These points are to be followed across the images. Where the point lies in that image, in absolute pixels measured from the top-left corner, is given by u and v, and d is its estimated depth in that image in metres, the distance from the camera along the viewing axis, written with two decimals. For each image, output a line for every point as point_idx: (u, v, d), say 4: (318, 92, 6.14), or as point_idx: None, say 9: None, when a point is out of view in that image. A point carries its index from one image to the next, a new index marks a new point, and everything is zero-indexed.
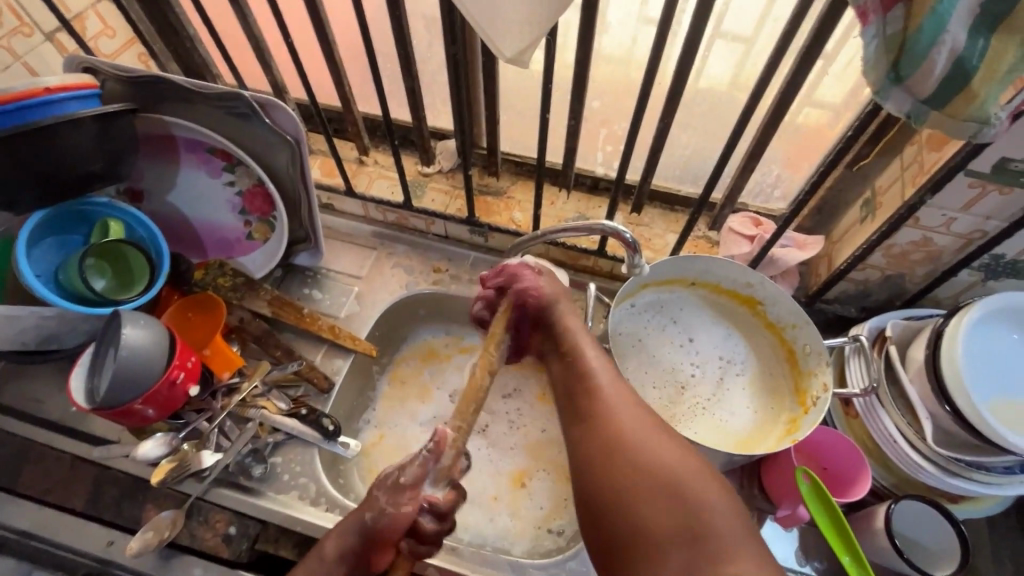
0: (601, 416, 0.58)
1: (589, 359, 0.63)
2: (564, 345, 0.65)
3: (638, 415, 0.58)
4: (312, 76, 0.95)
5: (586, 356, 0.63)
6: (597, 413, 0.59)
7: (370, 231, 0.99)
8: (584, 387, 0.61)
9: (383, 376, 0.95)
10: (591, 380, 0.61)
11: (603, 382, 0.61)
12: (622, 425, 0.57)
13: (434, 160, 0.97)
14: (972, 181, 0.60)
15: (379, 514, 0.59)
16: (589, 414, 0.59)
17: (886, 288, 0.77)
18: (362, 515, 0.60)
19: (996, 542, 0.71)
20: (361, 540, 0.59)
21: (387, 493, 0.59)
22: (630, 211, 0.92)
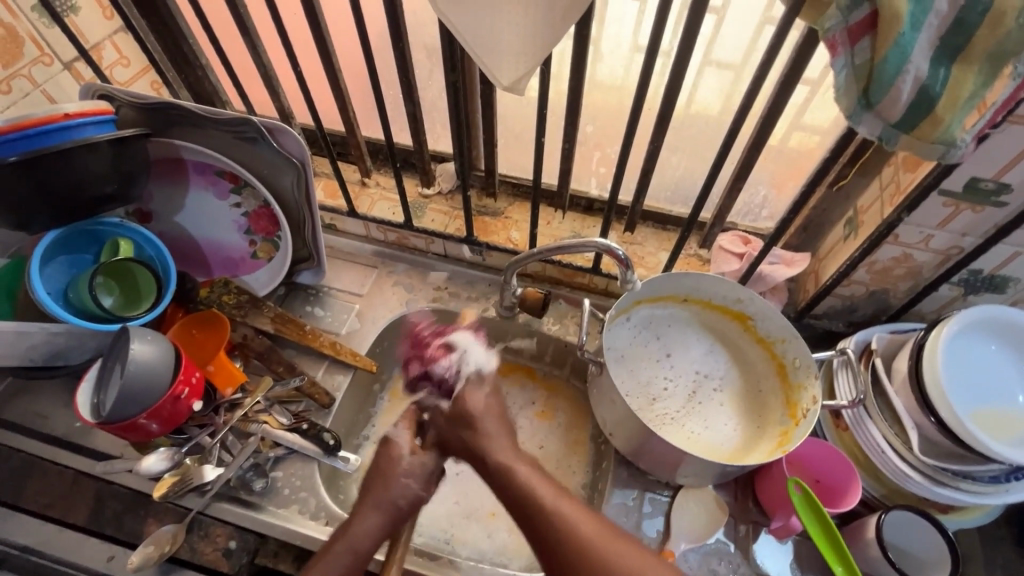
0: (568, 560, 0.54)
1: (535, 488, 0.59)
2: (508, 481, 0.61)
3: (596, 529, 0.56)
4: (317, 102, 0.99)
5: (535, 493, 0.59)
6: (563, 551, 0.55)
7: (372, 251, 1.02)
8: (543, 529, 0.57)
9: (383, 392, 0.96)
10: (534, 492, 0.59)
11: (559, 507, 0.57)
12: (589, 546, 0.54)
13: (434, 182, 1.00)
14: (946, 199, 0.63)
15: (412, 498, 0.66)
16: (554, 554, 0.55)
17: (871, 303, 0.80)
18: (388, 497, 0.65)
19: (988, 552, 0.72)
20: (388, 520, 0.64)
21: (416, 479, 0.67)
22: (623, 230, 0.95)
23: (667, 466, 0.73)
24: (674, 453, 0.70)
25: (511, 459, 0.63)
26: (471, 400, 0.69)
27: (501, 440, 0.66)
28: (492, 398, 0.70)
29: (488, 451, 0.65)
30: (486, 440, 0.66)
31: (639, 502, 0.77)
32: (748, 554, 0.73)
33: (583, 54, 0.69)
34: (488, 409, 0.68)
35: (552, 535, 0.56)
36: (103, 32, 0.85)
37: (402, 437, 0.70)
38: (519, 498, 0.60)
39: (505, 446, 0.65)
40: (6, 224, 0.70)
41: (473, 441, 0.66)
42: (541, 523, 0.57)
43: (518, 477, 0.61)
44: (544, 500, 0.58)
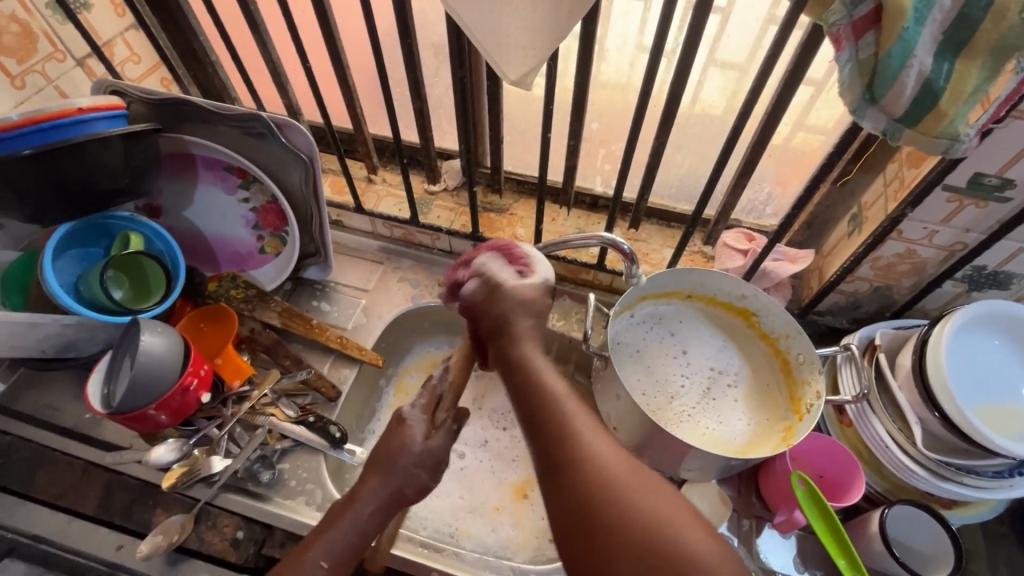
0: (576, 476, 0.49)
1: (559, 401, 0.55)
2: (533, 383, 0.57)
3: (617, 457, 0.50)
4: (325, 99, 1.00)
5: (562, 403, 0.54)
6: (572, 462, 0.50)
7: (378, 247, 1.02)
8: (560, 436, 0.52)
9: (388, 386, 0.97)
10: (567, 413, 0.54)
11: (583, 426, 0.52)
12: (604, 468, 0.49)
13: (440, 178, 1.01)
14: (949, 195, 0.63)
15: (420, 486, 0.64)
16: (565, 463, 0.50)
17: (875, 299, 0.80)
18: (395, 482, 0.63)
19: (992, 549, 0.72)
20: (391, 502, 0.63)
21: (425, 471, 0.65)
22: (627, 227, 0.95)
23: (671, 460, 0.73)
24: (678, 446, 0.71)
25: (536, 356, 0.60)
26: (515, 298, 0.64)
27: (531, 347, 0.61)
28: (540, 305, 0.65)
29: (520, 352, 0.61)
30: (520, 338, 0.62)
31: None
32: (751, 548, 0.74)
33: (590, 50, 0.69)
34: (531, 315, 0.64)
35: (565, 446, 0.51)
36: (115, 30, 0.86)
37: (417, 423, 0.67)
38: (540, 402, 0.55)
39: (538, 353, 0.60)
40: (19, 217, 0.71)
41: (506, 327, 0.62)
42: (557, 433, 0.52)
43: (546, 386, 0.56)
44: (566, 414, 0.53)
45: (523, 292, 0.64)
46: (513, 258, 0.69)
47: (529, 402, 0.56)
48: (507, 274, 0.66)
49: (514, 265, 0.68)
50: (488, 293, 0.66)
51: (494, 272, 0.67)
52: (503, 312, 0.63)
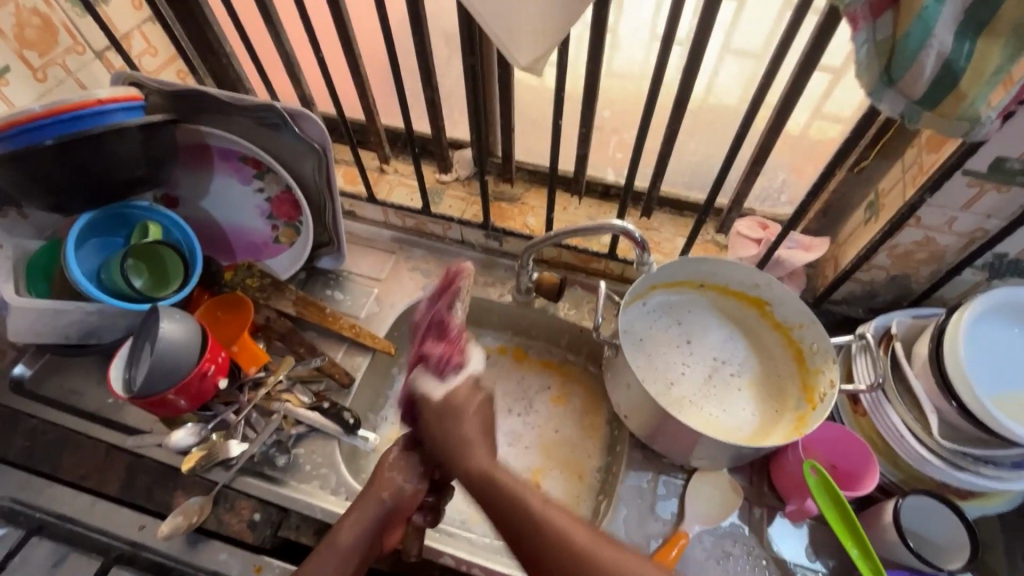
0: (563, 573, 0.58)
1: (525, 497, 0.63)
2: (502, 493, 0.64)
3: (580, 536, 0.60)
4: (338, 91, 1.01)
5: (529, 507, 0.62)
6: (557, 562, 0.59)
7: (390, 236, 1.03)
8: (553, 556, 0.59)
9: (401, 374, 0.99)
10: (535, 521, 0.61)
11: (538, 517, 0.61)
12: (584, 551, 0.58)
13: (452, 168, 1.02)
14: (971, 180, 0.62)
15: (400, 495, 0.71)
16: (539, 547, 0.60)
17: (892, 288, 0.79)
18: (378, 501, 0.70)
19: (1010, 541, 0.71)
20: (380, 519, 0.69)
21: (405, 476, 0.72)
22: (639, 216, 0.95)
23: (682, 447, 0.73)
24: (689, 435, 0.71)
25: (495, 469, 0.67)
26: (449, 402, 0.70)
27: (487, 458, 0.68)
28: (477, 405, 0.71)
29: (469, 471, 0.68)
30: (486, 469, 0.67)
31: (654, 485, 0.78)
32: (762, 537, 0.73)
33: (602, 37, 0.69)
34: (482, 438, 0.70)
35: (534, 531, 0.61)
36: (132, 22, 0.88)
37: (401, 446, 0.74)
38: (521, 541, 0.62)
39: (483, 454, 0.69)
40: (43, 207, 0.73)
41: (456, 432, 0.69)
42: (534, 551, 0.60)
43: (509, 489, 0.65)
44: (523, 506, 0.62)
45: (460, 397, 0.70)
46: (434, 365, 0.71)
47: (512, 538, 0.63)
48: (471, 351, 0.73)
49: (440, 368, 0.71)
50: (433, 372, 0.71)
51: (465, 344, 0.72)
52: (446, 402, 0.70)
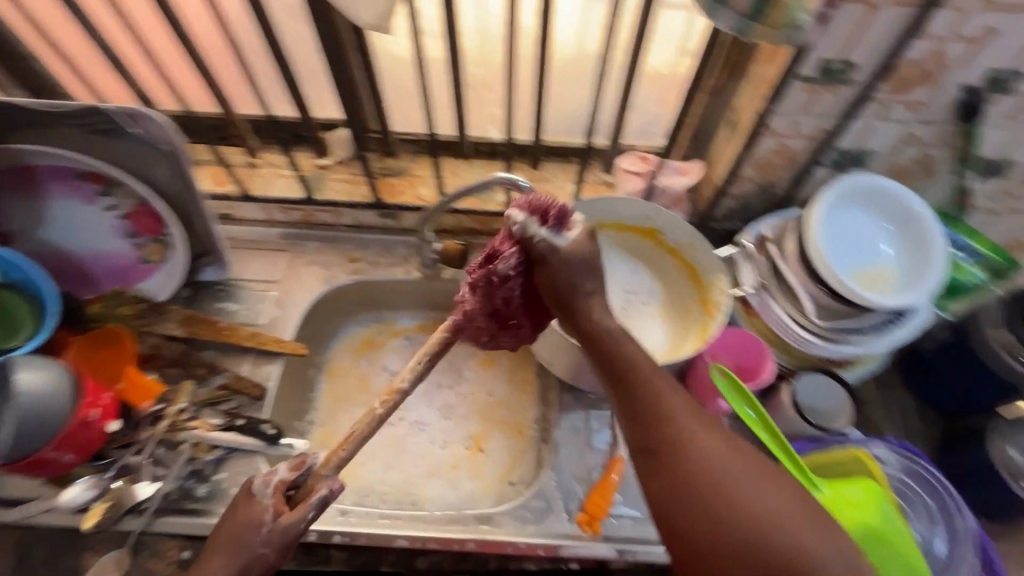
0: (671, 480, 0.49)
1: (655, 377, 0.55)
2: (625, 358, 0.56)
3: (718, 451, 0.50)
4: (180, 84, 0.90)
5: (652, 378, 0.55)
6: (685, 466, 0.49)
7: (278, 234, 0.97)
8: (653, 423, 0.52)
9: (320, 374, 0.95)
10: (656, 389, 0.54)
11: (677, 417, 0.52)
12: (696, 456, 0.50)
13: (331, 151, 0.94)
14: (806, 85, 0.68)
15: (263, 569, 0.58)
16: (657, 450, 0.51)
17: (761, 196, 0.86)
18: (239, 562, 0.58)
19: (884, 395, 0.83)
20: None
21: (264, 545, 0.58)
22: (529, 168, 0.96)
23: (605, 379, 0.77)
24: None
25: (607, 319, 0.58)
26: (554, 247, 0.57)
27: (604, 310, 0.59)
28: (597, 251, 0.59)
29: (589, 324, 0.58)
30: (577, 303, 0.58)
31: (587, 422, 0.82)
32: None
33: None
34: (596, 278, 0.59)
35: (659, 433, 0.51)
36: None
37: (269, 498, 0.60)
38: (642, 400, 0.54)
39: (605, 310, 0.59)
40: None
41: (574, 298, 0.58)
42: (662, 441, 0.51)
43: (631, 352, 0.56)
44: (663, 399, 0.53)
45: (590, 248, 0.58)
46: (547, 214, 0.58)
47: (631, 405, 0.54)
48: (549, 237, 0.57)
49: (559, 226, 0.58)
50: (536, 260, 0.57)
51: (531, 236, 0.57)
52: (565, 273, 0.57)
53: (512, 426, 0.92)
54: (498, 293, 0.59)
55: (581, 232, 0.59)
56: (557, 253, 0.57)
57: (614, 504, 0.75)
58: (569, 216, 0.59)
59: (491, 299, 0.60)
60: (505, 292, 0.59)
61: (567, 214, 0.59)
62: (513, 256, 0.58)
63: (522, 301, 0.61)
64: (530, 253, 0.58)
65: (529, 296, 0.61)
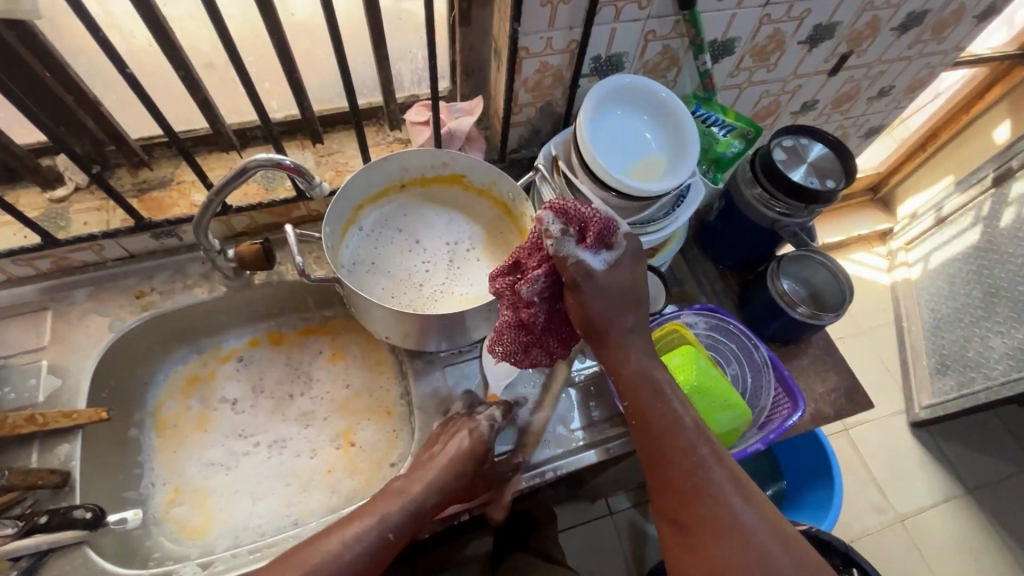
0: (694, 517, 0.57)
1: (688, 431, 0.61)
2: (643, 396, 0.64)
3: (735, 498, 0.57)
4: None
5: (686, 429, 0.61)
6: (704, 510, 0.56)
7: (35, 290, 0.80)
8: (687, 481, 0.58)
9: (146, 430, 0.83)
10: (689, 444, 0.60)
11: (716, 480, 0.58)
12: (721, 516, 0.56)
13: (65, 178, 0.80)
14: (540, 0, 0.68)
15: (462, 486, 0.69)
16: (674, 486, 0.59)
17: (545, 118, 0.88)
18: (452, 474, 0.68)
19: (693, 269, 0.93)
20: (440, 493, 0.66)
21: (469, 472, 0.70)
22: (314, 145, 0.89)
23: (445, 336, 0.77)
24: (444, 322, 0.74)
25: (654, 368, 0.66)
26: (613, 276, 0.64)
27: (643, 357, 0.66)
28: (630, 280, 0.65)
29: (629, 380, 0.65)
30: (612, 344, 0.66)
31: (445, 380, 0.83)
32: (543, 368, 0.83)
33: None
34: (619, 311, 0.65)
35: (691, 510, 0.57)
36: None
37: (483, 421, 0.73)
38: (668, 447, 0.61)
39: (641, 353, 0.66)
40: None
41: (605, 331, 0.65)
42: (694, 516, 0.57)
43: (656, 399, 0.63)
44: (701, 468, 0.58)
45: (618, 274, 0.65)
46: (588, 234, 0.62)
47: (655, 445, 0.62)
48: (582, 258, 0.62)
49: (597, 244, 0.62)
50: (570, 282, 0.63)
51: (565, 255, 0.61)
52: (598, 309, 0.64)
53: (379, 409, 0.89)
54: (529, 306, 0.64)
55: (619, 249, 0.65)
56: (592, 278, 0.63)
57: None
58: (612, 232, 0.64)
59: (522, 311, 0.65)
60: (525, 312, 0.65)
61: (609, 232, 0.63)
62: (545, 271, 0.63)
63: (544, 316, 0.66)
64: (558, 272, 0.63)
65: (551, 317, 0.68)
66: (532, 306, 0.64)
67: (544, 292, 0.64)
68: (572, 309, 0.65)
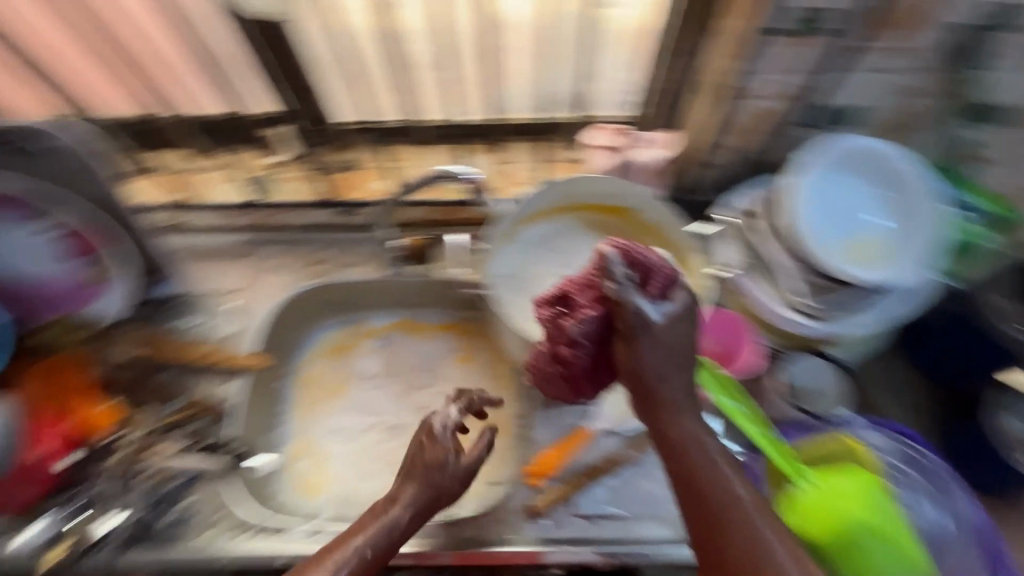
0: None
1: (752, 515, 0.48)
2: (688, 468, 0.50)
3: None
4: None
5: (743, 503, 0.48)
6: None
7: (236, 240, 0.92)
8: None
9: (290, 384, 0.89)
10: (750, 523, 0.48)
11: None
12: None
13: (273, 147, 0.87)
14: (783, 40, 0.62)
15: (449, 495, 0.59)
16: None
17: (742, 165, 0.79)
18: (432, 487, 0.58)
19: (884, 368, 0.79)
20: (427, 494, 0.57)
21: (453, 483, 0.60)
22: (491, 146, 0.89)
23: None
24: None
25: (704, 433, 0.52)
26: (668, 329, 0.53)
27: (694, 423, 0.53)
28: (692, 336, 0.54)
29: (674, 444, 0.52)
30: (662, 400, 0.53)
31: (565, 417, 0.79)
32: None
33: None
34: (669, 367, 0.52)
35: None
36: None
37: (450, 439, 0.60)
38: (721, 534, 0.48)
39: (686, 411, 0.53)
40: None
41: (658, 393, 0.53)
42: None
43: (705, 469, 0.50)
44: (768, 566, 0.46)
45: (677, 328, 0.53)
46: (650, 281, 0.55)
47: (704, 530, 0.48)
48: (641, 303, 0.53)
49: (659, 296, 0.54)
50: (615, 330, 0.56)
51: (625, 296, 0.53)
52: (653, 363, 0.53)
53: None
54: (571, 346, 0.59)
55: (682, 304, 0.54)
56: (651, 329, 0.52)
57: (571, 464, 0.74)
58: (675, 284, 0.55)
59: (562, 345, 0.60)
60: (569, 347, 0.60)
61: (671, 283, 0.54)
62: (598, 310, 0.56)
63: (582, 359, 0.60)
64: (613, 317, 0.55)
65: (597, 364, 0.61)
66: (578, 343, 0.58)
67: (593, 333, 0.57)
68: (623, 359, 0.54)
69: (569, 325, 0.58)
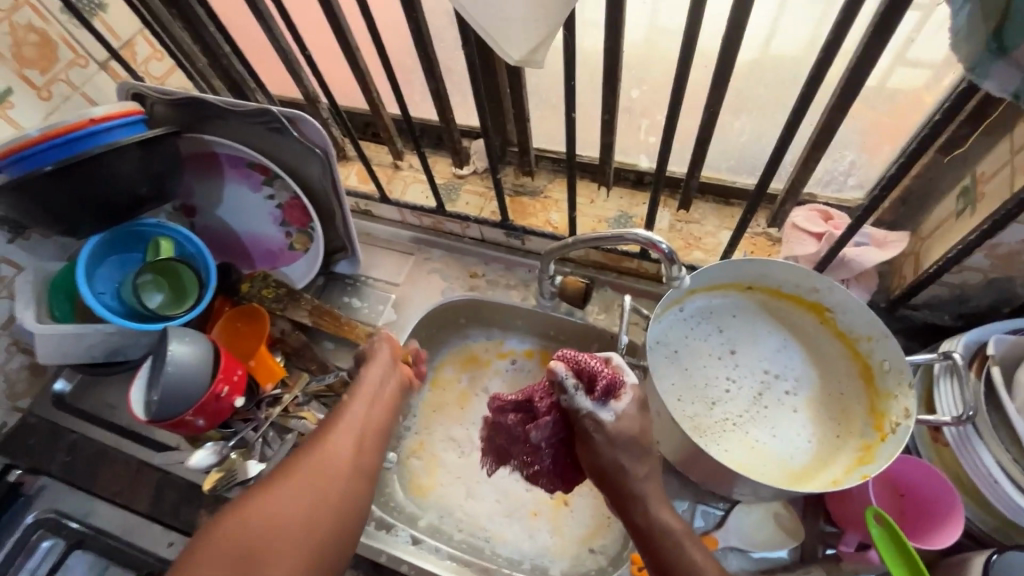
0: None
1: None
2: (666, 557, 0.54)
3: None
4: (332, 81, 0.93)
5: None
6: None
7: (409, 237, 0.98)
8: None
9: (424, 382, 0.94)
10: None
11: None
12: None
13: (469, 161, 0.94)
14: None
15: (385, 384, 0.70)
16: None
17: (989, 293, 0.65)
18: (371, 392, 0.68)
19: None
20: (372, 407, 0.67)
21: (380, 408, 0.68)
22: (677, 207, 0.83)
23: (720, 482, 0.65)
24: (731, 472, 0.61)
25: (671, 518, 0.56)
26: (620, 424, 0.56)
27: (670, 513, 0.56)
28: (644, 426, 0.57)
29: (649, 532, 0.55)
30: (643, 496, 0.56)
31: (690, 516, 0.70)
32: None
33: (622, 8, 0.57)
34: (640, 455, 0.57)
35: None
36: (132, 29, 0.85)
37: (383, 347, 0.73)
38: None
39: (658, 499, 0.56)
40: (56, 232, 0.74)
41: (626, 487, 0.56)
42: None
43: (676, 555, 0.54)
44: None
45: (630, 424, 0.57)
46: (593, 384, 0.56)
47: None
48: (598, 408, 0.56)
49: (603, 399, 0.56)
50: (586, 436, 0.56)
51: (579, 402, 0.56)
52: (615, 464, 0.56)
53: None
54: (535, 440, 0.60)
55: (629, 403, 0.57)
56: (603, 429, 0.56)
57: None
58: (619, 386, 0.57)
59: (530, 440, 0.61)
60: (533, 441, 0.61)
61: (616, 385, 0.56)
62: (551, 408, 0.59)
63: (546, 459, 0.62)
64: (567, 418, 0.58)
65: (559, 462, 0.63)
66: (540, 442, 0.60)
67: (549, 433, 0.60)
68: (580, 453, 0.58)
69: (536, 429, 0.59)
